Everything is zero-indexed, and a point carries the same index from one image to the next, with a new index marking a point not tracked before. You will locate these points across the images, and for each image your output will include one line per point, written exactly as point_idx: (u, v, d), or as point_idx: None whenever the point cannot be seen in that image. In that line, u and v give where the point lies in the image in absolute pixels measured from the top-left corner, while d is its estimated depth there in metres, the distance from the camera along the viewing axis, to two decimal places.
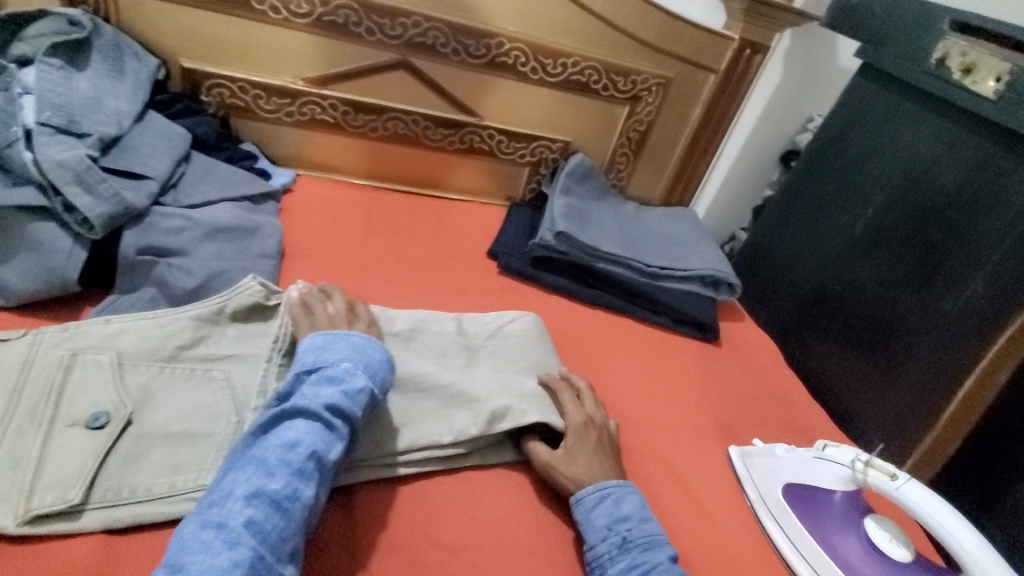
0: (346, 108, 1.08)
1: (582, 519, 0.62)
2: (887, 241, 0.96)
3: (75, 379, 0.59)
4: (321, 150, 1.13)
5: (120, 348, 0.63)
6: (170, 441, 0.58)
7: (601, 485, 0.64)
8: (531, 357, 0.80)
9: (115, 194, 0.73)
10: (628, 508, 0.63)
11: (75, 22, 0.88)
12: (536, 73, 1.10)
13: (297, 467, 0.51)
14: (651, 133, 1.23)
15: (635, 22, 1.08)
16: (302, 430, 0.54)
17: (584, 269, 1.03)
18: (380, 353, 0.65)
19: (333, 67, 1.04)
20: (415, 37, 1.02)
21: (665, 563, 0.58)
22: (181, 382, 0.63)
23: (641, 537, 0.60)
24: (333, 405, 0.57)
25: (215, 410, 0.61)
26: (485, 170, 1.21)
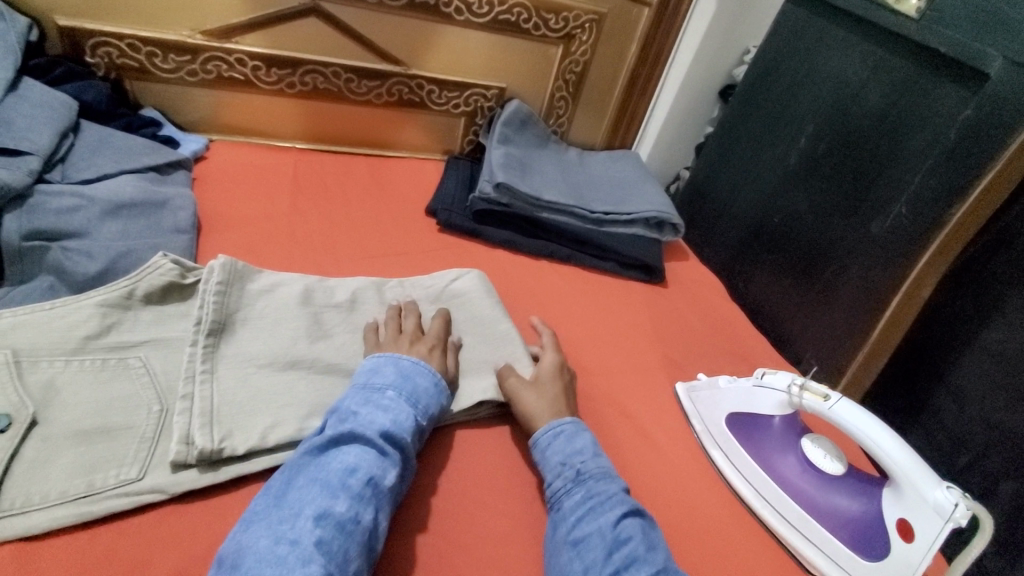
0: (256, 63, 0.99)
1: (539, 457, 0.63)
2: (819, 170, 0.97)
3: None
4: (235, 113, 1.03)
5: (15, 343, 0.57)
6: (84, 439, 0.53)
7: (557, 423, 0.65)
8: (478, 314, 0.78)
9: None
10: (583, 442, 0.63)
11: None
12: (462, 14, 1.03)
13: (357, 491, 0.51)
14: (589, 75, 1.19)
15: None
16: (359, 455, 0.54)
17: (527, 220, 1.00)
18: (428, 378, 0.64)
19: (235, 17, 0.94)
20: None
21: (615, 492, 0.58)
22: (92, 375, 0.58)
23: (594, 470, 0.60)
24: (387, 430, 0.56)
25: (134, 400, 0.57)
26: (418, 123, 1.14)
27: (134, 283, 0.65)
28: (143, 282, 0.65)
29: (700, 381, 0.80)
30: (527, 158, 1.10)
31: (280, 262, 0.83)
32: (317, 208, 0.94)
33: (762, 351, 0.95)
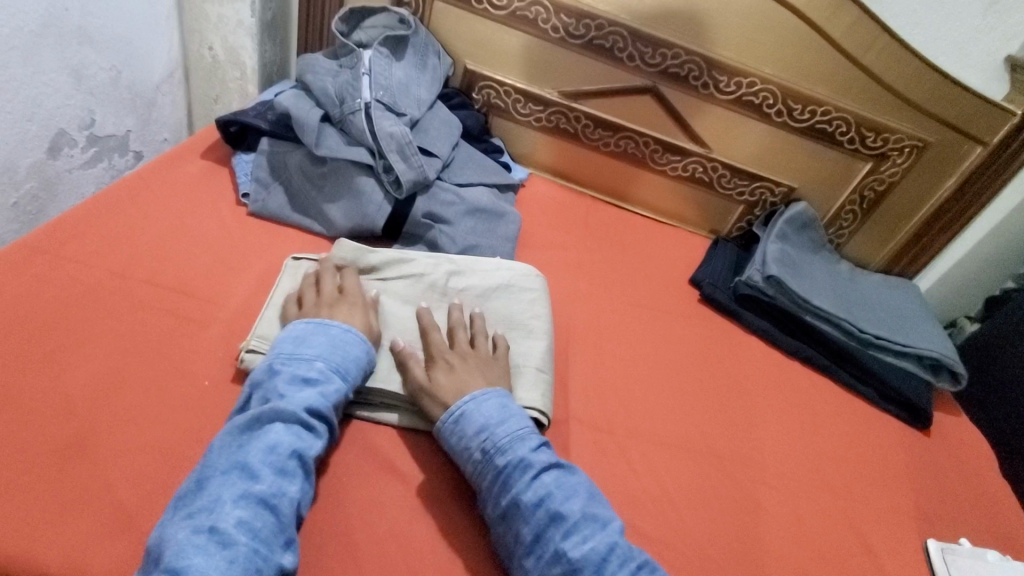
0: (587, 122, 1.19)
1: (446, 441, 0.67)
2: None
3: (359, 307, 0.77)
4: (553, 155, 1.25)
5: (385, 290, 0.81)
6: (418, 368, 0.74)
7: (456, 410, 0.67)
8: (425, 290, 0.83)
9: (420, 167, 0.89)
10: (481, 418, 0.66)
11: (403, 20, 1.07)
12: (781, 116, 1.10)
13: (280, 467, 0.57)
14: (888, 196, 1.16)
15: (905, 81, 1.03)
16: (282, 432, 0.59)
17: (789, 318, 1.01)
18: (352, 339, 0.70)
19: (588, 85, 1.15)
20: (671, 68, 1.09)
21: (526, 458, 0.63)
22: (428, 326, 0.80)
23: (504, 440, 0.64)
24: (311, 407, 0.62)
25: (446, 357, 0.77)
26: (698, 200, 1.24)
27: (389, 278, 0.83)
28: (391, 280, 0.82)
29: (959, 547, 0.75)
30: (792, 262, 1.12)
31: (565, 286, 0.99)
32: (601, 249, 1.10)
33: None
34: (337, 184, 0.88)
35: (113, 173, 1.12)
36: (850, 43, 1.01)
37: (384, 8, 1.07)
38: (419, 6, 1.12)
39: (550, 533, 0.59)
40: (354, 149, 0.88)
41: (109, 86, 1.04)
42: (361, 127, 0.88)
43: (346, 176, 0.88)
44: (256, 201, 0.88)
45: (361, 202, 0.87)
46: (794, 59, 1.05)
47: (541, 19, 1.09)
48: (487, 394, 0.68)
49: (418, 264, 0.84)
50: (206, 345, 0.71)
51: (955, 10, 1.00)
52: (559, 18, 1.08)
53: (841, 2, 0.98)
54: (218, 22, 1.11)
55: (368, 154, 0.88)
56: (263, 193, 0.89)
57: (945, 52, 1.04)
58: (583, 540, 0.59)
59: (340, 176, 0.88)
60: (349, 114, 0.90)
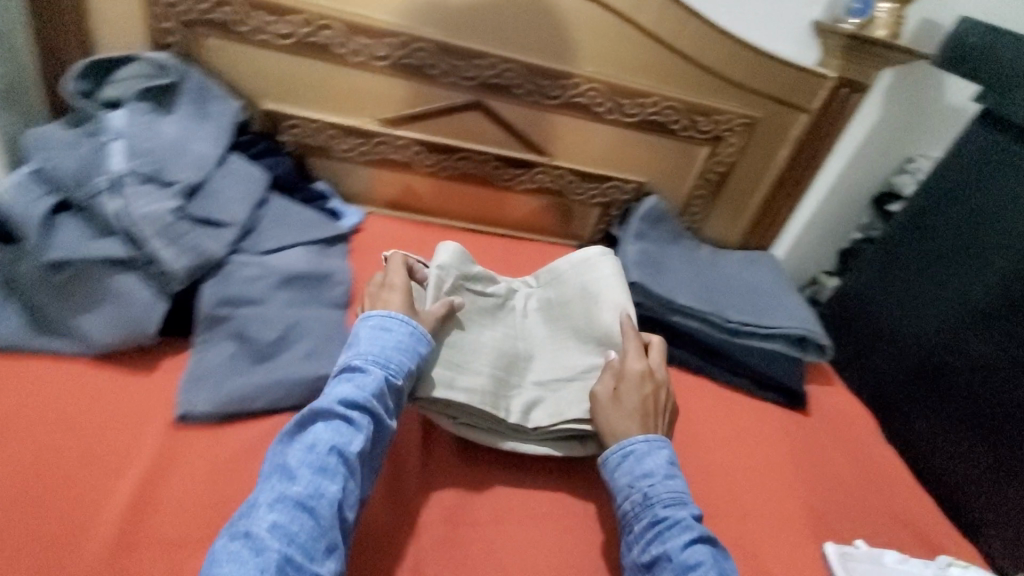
0: (417, 148, 1.07)
1: (610, 476, 0.70)
2: (1012, 316, 0.83)
3: (463, 329, 0.82)
4: (389, 188, 1.12)
5: (512, 305, 0.90)
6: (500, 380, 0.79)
7: (625, 445, 0.71)
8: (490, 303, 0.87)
9: (194, 246, 0.75)
10: (653, 465, 0.69)
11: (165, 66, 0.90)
12: (613, 114, 1.05)
13: (318, 464, 0.58)
14: (732, 174, 1.16)
15: (721, 61, 1.01)
16: (321, 431, 0.60)
17: (657, 322, 0.97)
18: (403, 333, 0.71)
19: (407, 109, 1.03)
20: (491, 79, 1.00)
21: (684, 517, 0.64)
22: (512, 338, 0.85)
23: (665, 495, 0.66)
24: (348, 400, 0.63)
25: (512, 361, 0.82)
26: (554, 211, 1.17)
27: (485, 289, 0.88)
28: (479, 293, 0.87)
29: (856, 552, 0.71)
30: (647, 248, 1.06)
31: None
32: None
33: (927, 516, 0.82)
34: (86, 290, 0.71)
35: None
36: (662, 31, 0.98)
37: (136, 55, 0.88)
38: (187, 45, 0.94)
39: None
40: (99, 243, 0.70)
41: None
42: (105, 212, 0.72)
43: (99, 276, 0.71)
44: None
45: (123, 306, 0.70)
46: (613, 53, 0.99)
47: (335, 44, 0.95)
48: (661, 443, 0.71)
49: (500, 288, 0.91)
50: None
51: None
52: (355, 41, 0.95)
53: None
54: None
55: (120, 243, 0.71)
56: None
57: (756, 27, 1.03)
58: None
59: (88, 279, 0.71)
60: (87, 200, 0.73)
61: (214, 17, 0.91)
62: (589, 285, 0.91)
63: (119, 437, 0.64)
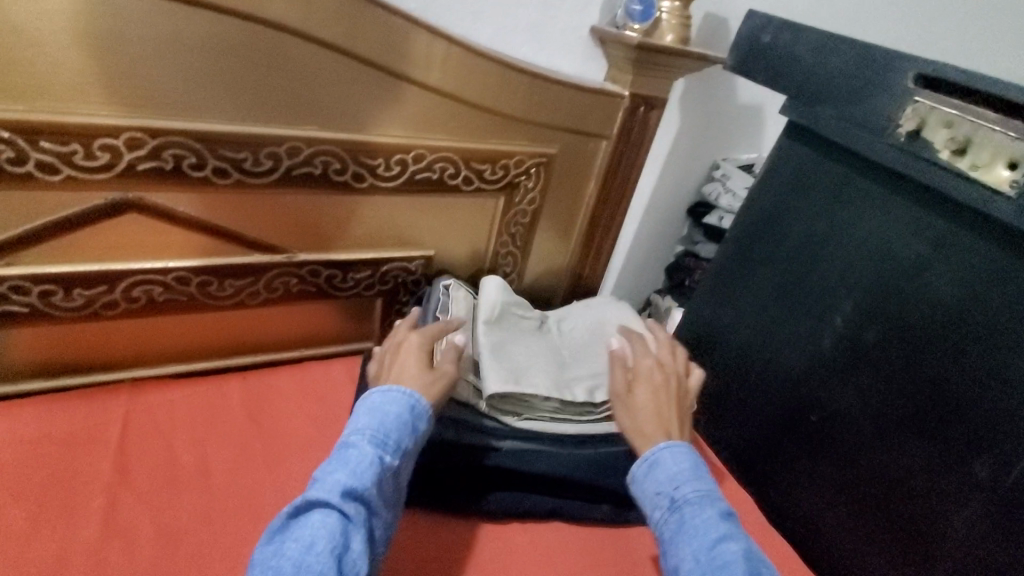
0: (46, 287, 0.64)
1: (635, 487, 0.61)
2: (872, 363, 0.68)
3: (499, 338, 0.79)
4: (20, 354, 0.68)
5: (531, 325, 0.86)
6: (542, 377, 0.75)
7: (648, 453, 0.62)
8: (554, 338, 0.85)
9: None
10: (672, 466, 0.60)
11: None
12: (364, 181, 0.74)
13: (314, 573, 0.45)
14: (540, 222, 0.93)
15: (491, 92, 0.76)
16: (319, 524, 0.48)
17: (480, 466, 0.69)
18: (401, 400, 0.61)
19: (1, 228, 0.60)
20: (143, 163, 0.62)
21: (717, 517, 0.55)
22: (543, 351, 0.82)
23: (694, 494, 0.57)
24: (347, 490, 0.51)
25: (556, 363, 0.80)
26: (321, 314, 0.84)
27: (520, 311, 0.85)
28: (519, 319, 0.85)
29: None
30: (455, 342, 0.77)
31: None
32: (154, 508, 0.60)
33: None
34: None
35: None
36: (401, 60, 0.69)
37: None
38: None
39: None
40: None
41: None
42: None
43: None
44: None
45: None
46: (335, 99, 0.68)
47: None
48: (680, 444, 0.62)
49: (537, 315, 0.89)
50: None
51: None
52: None
53: (357, 4, 0.64)
54: None
55: None
56: None
57: (520, 43, 0.80)
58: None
59: None
60: None
61: None
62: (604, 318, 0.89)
63: None
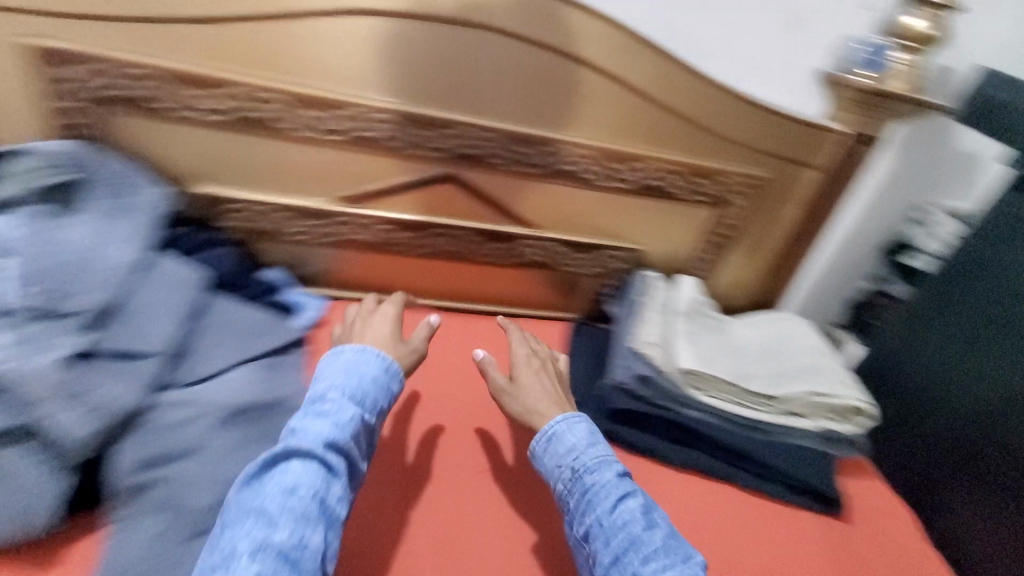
0: (385, 227, 0.93)
1: (540, 463, 0.71)
2: None
3: (687, 326, 0.96)
4: (355, 269, 0.98)
5: (713, 324, 1.01)
6: (722, 366, 0.90)
7: (548, 429, 0.72)
8: (732, 339, 1.00)
9: (105, 403, 0.62)
10: (572, 438, 0.71)
11: (73, 158, 0.75)
12: (608, 180, 0.93)
13: (298, 512, 0.54)
14: (737, 237, 1.05)
15: (724, 120, 0.91)
16: (297, 472, 0.57)
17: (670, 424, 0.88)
18: (376, 366, 0.70)
19: (369, 183, 0.88)
20: (466, 149, 0.86)
21: (613, 480, 0.66)
22: (722, 346, 0.97)
23: (593, 460, 0.68)
24: (330, 443, 0.60)
25: (734, 357, 0.95)
26: (546, 282, 1.05)
27: (703, 309, 1.01)
28: (703, 315, 1.00)
29: None
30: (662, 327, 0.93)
31: (390, 479, 0.74)
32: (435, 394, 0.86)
33: None
34: None
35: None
36: (656, 91, 0.87)
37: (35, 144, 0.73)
38: (98, 126, 0.77)
39: (628, 556, 0.60)
40: None
41: None
42: None
43: None
44: None
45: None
46: (600, 117, 0.88)
47: (278, 117, 0.80)
48: (578, 417, 0.73)
49: (719, 317, 1.04)
50: None
51: (755, 33, 0.87)
52: (299, 113, 0.80)
53: (634, 46, 0.83)
54: None
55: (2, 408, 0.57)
56: None
57: (755, 80, 0.92)
58: (663, 569, 0.59)
59: None
60: None
61: (128, 95, 0.76)
62: (781, 328, 1.04)
63: None
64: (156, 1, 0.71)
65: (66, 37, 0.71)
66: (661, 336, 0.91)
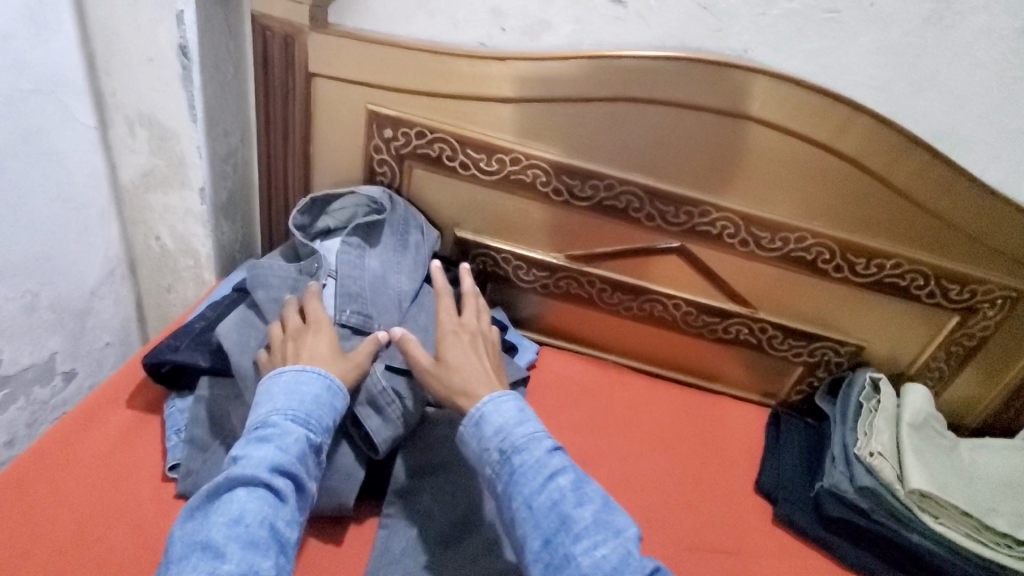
0: (604, 285, 0.99)
1: (469, 448, 0.68)
2: None
3: (916, 440, 0.87)
4: (563, 319, 1.04)
5: (942, 441, 0.91)
6: (959, 493, 0.82)
7: (475, 413, 0.68)
8: (964, 462, 0.90)
9: (399, 414, 0.74)
10: (500, 419, 0.67)
11: (375, 200, 0.90)
12: (841, 272, 0.90)
13: (248, 538, 0.53)
14: (982, 350, 0.95)
15: (991, 227, 0.84)
16: (244, 500, 0.55)
17: (894, 544, 0.80)
18: (319, 384, 0.67)
19: (602, 246, 0.96)
20: (701, 226, 0.90)
21: (542, 459, 0.63)
22: (954, 469, 0.87)
23: (521, 439, 0.65)
24: (273, 467, 0.58)
25: (969, 486, 0.85)
26: (750, 362, 1.02)
27: (932, 423, 0.91)
28: (930, 429, 0.91)
29: None
30: (889, 435, 0.86)
31: None
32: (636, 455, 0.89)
33: None
34: None
35: (54, 419, 0.96)
36: (921, 192, 0.83)
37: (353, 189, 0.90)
38: (396, 174, 0.93)
39: (559, 538, 0.58)
40: None
41: (22, 316, 0.84)
42: None
43: None
44: (188, 476, 0.68)
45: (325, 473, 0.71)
46: (849, 210, 0.86)
47: (540, 182, 0.90)
48: (507, 396, 0.69)
49: (947, 434, 0.93)
50: None
51: None
52: (560, 180, 0.90)
53: (906, 146, 0.79)
54: (164, 212, 0.94)
55: None
56: (199, 463, 0.69)
57: None
58: (594, 547, 0.57)
59: None
60: None
61: (427, 152, 0.90)
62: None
63: None
64: (466, 80, 0.84)
65: (395, 104, 0.88)
66: (888, 445, 0.84)
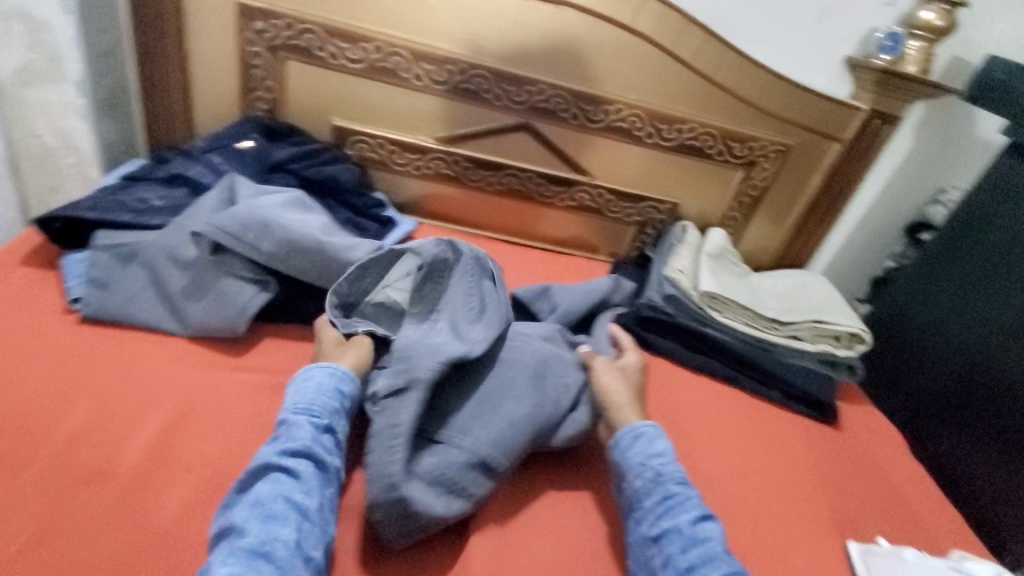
0: (468, 164, 1.15)
1: (620, 459, 0.69)
2: None
3: (710, 265, 1.10)
4: (437, 200, 1.20)
5: (739, 271, 1.15)
6: (740, 297, 1.05)
7: (632, 431, 0.71)
8: (753, 282, 1.15)
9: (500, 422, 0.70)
10: (661, 446, 0.69)
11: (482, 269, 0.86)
12: (652, 137, 1.12)
13: (267, 513, 0.53)
14: (765, 199, 1.21)
15: (758, 92, 1.08)
16: (267, 484, 0.55)
17: (692, 334, 1.03)
18: (323, 375, 0.67)
19: (461, 128, 1.12)
20: (539, 103, 1.08)
21: (691, 495, 0.65)
22: (742, 286, 1.11)
23: (676, 472, 0.67)
24: (294, 450, 0.58)
25: (754, 296, 1.09)
26: (591, 227, 1.24)
27: (729, 258, 1.15)
28: (728, 261, 1.15)
29: (877, 549, 0.75)
30: (690, 260, 1.10)
31: None
32: None
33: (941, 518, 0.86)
34: (200, 286, 0.80)
35: None
36: (702, 63, 1.05)
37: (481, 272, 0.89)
38: (270, 67, 1.04)
39: (702, 565, 0.58)
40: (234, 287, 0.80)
41: None
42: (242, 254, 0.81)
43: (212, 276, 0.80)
44: (90, 304, 0.77)
45: (224, 300, 0.79)
46: (651, 83, 1.07)
47: (401, 69, 1.05)
48: (665, 432, 0.72)
49: (745, 268, 1.18)
50: (13, 496, 0.57)
51: (792, 23, 1.05)
52: (419, 66, 1.05)
53: (685, 26, 1.01)
54: (41, 107, 0.98)
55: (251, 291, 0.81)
56: (99, 294, 0.78)
57: (791, 61, 1.09)
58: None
59: (204, 282, 0.80)
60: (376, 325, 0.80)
61: (298, 44, 1.02)
62: (806, 282, 1.16)
63: (196, 400, 0.71)
64: None
65: None
66: (686, 266, 1.07)
